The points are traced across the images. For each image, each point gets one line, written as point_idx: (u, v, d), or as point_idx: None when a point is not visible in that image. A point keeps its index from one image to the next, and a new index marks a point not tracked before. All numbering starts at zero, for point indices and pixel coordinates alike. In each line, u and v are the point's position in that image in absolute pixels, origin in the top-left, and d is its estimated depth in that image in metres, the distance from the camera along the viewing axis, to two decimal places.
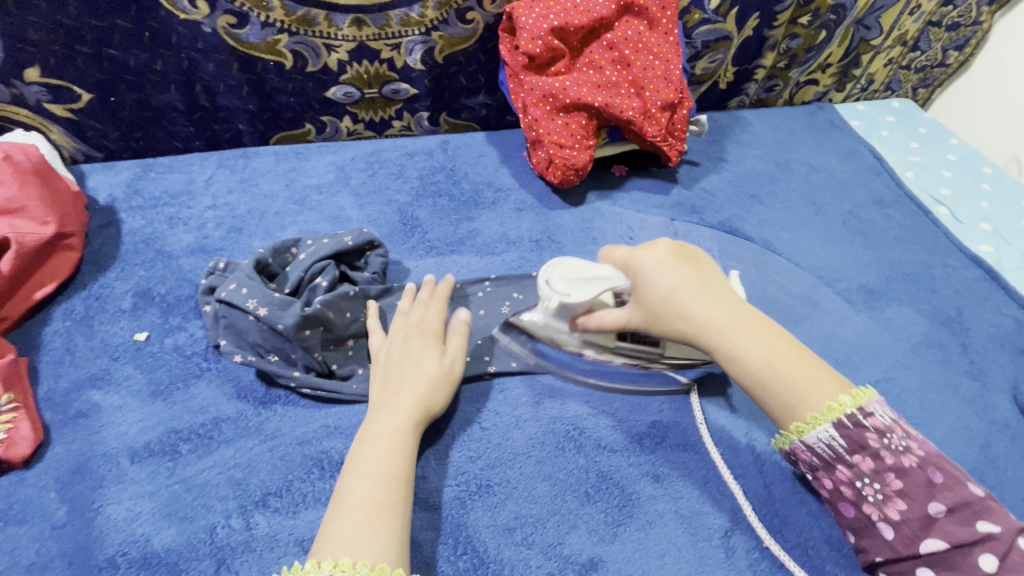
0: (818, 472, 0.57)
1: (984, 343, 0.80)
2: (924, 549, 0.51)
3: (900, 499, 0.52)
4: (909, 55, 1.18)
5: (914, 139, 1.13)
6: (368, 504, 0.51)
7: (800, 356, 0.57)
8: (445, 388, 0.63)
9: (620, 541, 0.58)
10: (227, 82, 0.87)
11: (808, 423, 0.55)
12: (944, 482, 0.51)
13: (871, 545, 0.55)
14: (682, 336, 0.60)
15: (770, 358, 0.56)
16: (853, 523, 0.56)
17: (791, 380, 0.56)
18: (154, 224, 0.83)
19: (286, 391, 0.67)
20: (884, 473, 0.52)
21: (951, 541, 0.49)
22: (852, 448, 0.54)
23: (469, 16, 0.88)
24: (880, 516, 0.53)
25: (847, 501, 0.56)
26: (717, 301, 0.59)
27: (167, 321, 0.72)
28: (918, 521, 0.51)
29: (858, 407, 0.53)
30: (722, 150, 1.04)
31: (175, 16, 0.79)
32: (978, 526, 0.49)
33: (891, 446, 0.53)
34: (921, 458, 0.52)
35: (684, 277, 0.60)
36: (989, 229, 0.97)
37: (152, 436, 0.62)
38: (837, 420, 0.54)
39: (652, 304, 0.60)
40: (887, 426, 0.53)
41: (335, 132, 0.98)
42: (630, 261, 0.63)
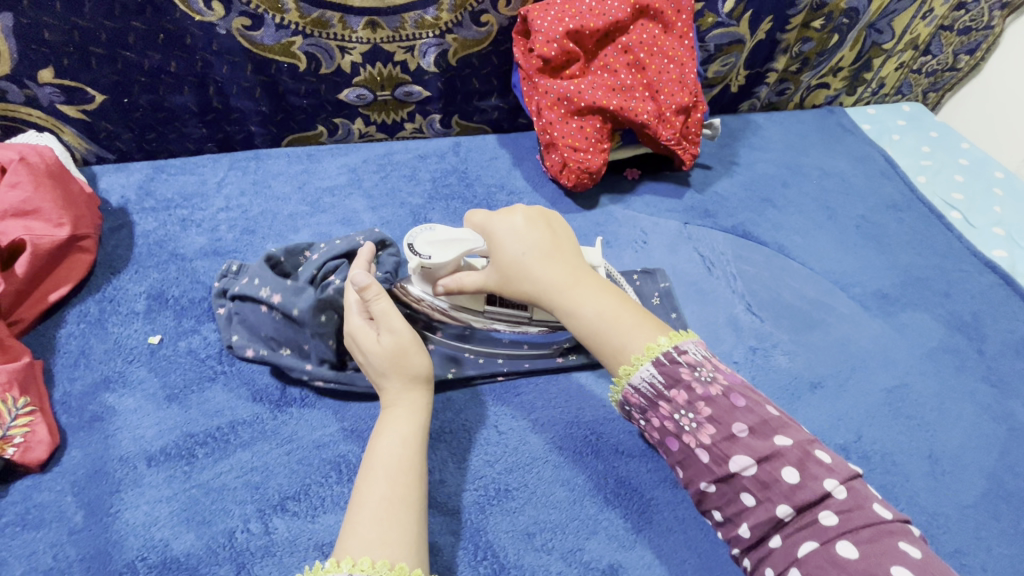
0: (648, 417, 0.56)
1: (1000, 349, 0.79)
2: (734, 467, 0.49)
3: (710, 424, 0.51)
4: (920, 59, 1.18)
5: (926, 143, 1.13)
6: (383, 498, 0.51)
7: (634, 310, 0.59)
8: (415, 346, 0.61)
9: (640, 547, 0.57)
10: (240, 84, 0.87)
11: (632, 365, 0.55)
12: (745, 405, 0.51)
13: (697, 475, 0.52)
14: (525, 287, 0.62)
15: (604, 312, 0.59)
16: (678, 457, 0.53)
17: (619, 326, 0.58)
18: (167, 226, 0.82)
19: (301, 389, 0.66)
20: (703, 408, 0.52)
21: (756, 457, 0.49)
22: (670, 385, 0.54)
23: (484, 19, 0.88)
24: (701, 454, 0.51)
25: (671, 436, 0.54)
26: (559, 261, 0.61)
27: (180, 323, 0.72)
28: (725, 442, 0.50)
29: (673, 346, 0.55)
30: (734, 154, 1.04)
31: (190, 18, 0.78)
32: (775, 442, 0.49)
33: (700, 377, 0.53)
34: (730, 390, 0.52)
35: (529, 240, 0.62)
36: (1003, 234, 0.97)
37: (168, 440, 0.61)
38: (656, 358, 0.55)
39: (505, 266, 0.62)
40: (699, 362, 0.54)
41: (347, 134, 0.98)
42: (486, 226, 0.64)
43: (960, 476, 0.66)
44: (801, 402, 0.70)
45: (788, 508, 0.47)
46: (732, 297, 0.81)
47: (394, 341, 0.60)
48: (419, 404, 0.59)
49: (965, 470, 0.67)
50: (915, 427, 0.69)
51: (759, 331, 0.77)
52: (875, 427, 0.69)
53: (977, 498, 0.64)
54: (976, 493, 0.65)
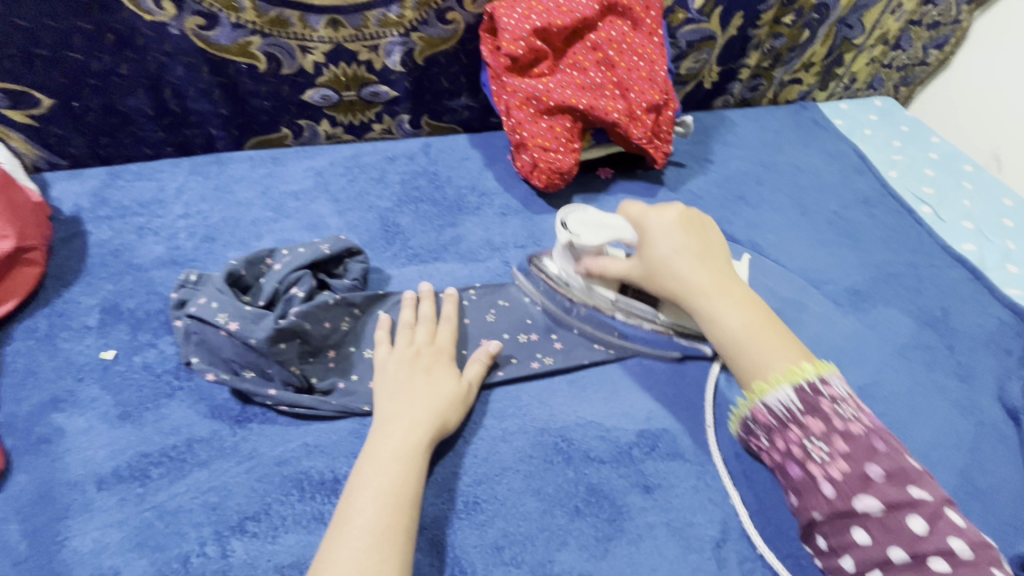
0: (772, 440, 0.59)
1: (969, 343, 0.80)
2: (859, 506, 0.52)
3: (843, 460, 0.54)
4: (890, 54, 1.19)
5: (897, 138, 1.14)
6: (380, 527, 0.50)
7: (773, 326, 0.63)
8: (461, 403, 0.62)
9: (611, 557, 0.56)
10: (198, 86, 0.83)
11: (771, 382, 0.59)
12: (885, 450, 0.54)
13: (812, 504, 0.55)
14: (665, 291, 0.67)
15: (742, 326, 0.63)
16: (796, 485, 0.57)
17: (762, 343, 0.61)
18: (122, 235, 0.79)
19: (264, 408, 0.64)
20: (839, 442, 0.55)
21: (887, 501, 0.52)
22: (808, 413, 0.57)
23: (449, 17, 0.86)
24: (825, 486, 0.55)
25: (794, 462, 0.57)
26: (710, 268, 0.67)
27: (136, 337, 0.69)
28: (857, 480, 0.53)
29: (818, 376, 0.58)
30: (707, 151, 1.03)
31: (140, 18, 0.75)
32: (911, 491, 0.52)
33: (841, 413, 0.56)
34: (871, 433, 0.55)
35: (683, 242, 0.68)
36: (972, 228, 0.97)
37: (121, 461, 0.59)
38: (798, 383, 0.58)
39: (651, 263, 0.68)
40: (841, 397, 0.57)
41: (313, 136, 0.95)
42: (641, 219, 0.70)
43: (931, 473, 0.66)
44: None
45: (903, 552, 0.50)
46: None
47: (469, 388, 0.64)
48: (428, 434, 0.58)
49: (936, 466, 0.66)
50: (886, 424, 0.69)
51: None
52: None
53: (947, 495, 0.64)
54: (946, 489, 0.65)
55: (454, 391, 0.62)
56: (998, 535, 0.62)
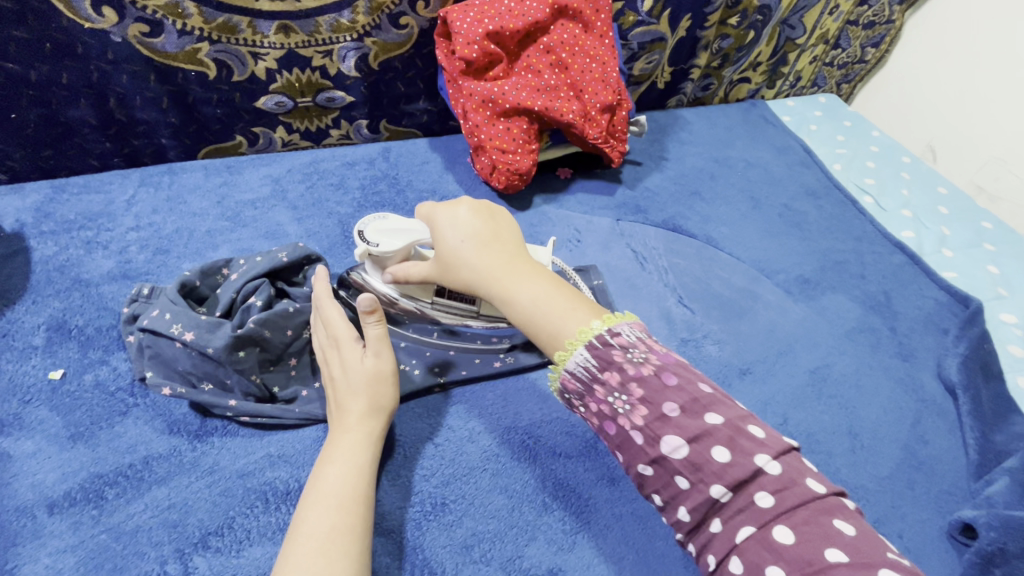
0: (586, 403, 0.53)
1: (910, 324, 0.84)
2: (666, 448, 0.47)
3: (643, 406, 0.49)
4: (831, 52, 1.25)
5: (840, 132, 1.20)
6: (332, 528, 0.50)
7: (574, 299, 0.57)
8: (383, 385, 0.60)
9: (578, 549, 0.58)
10: (144, 94, 0.81)
11: (568, 350, 0.53)
12: (676, 384, 0.49)
13: (634, 458, 0.50)
14: (461, 284, 0.61)
15: (536, 303, 0.57)
16: (616, 442, 0.51)
17: (557, 313, 0.56)
18: (69, 250, 0.76)
19: (224, 421, 0.63)
20: (635, 388, 0.50)
21: (688, 438, 0.47)
22: (603, 368, 0.51)
23: (403, 21, 0.86)
24: (635, 436, 0.49)
25: (608, 419, 0.52)
26: (496, 252, 0.60)
27: (86, 355, 0.67)
28: (656, 422, 0.48)
29: (606, 329, 0.53)
30: (663, 149, 1.06)
31: (79, 26, 0.73)
32: (705, 420, 0.47)
33: (633, 359, 0.51)
34: (663, 369, 0.50)
35: (470, 231, 0.62)
36: (910, 216, 1.03)
37: (73, 483, 0.57)
38: (588, 342, 0.52)
39: (444, 258, 0.62)
40: (632, 343, 0.52)
41: (269, 143, 0.94)
42: (431, 216, 0.65)
43: (878, 448, 0.69)
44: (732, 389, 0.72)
45: (723, 489, 0.45)
46: (665, 290, 0.82)
47: (376, 363, 0.61)
48: (369, 433, 0.58)
49: (882, 442, 0.70)
50: (836, 405, 0.73)
51: (690, 323, 0.79)
52: (801, 408, 0.72)
53: (893, 468, 0.68)
54: (891, 463, 0.68)
55: (363, 372, 0.60)
56: (940, 504, 0.66)
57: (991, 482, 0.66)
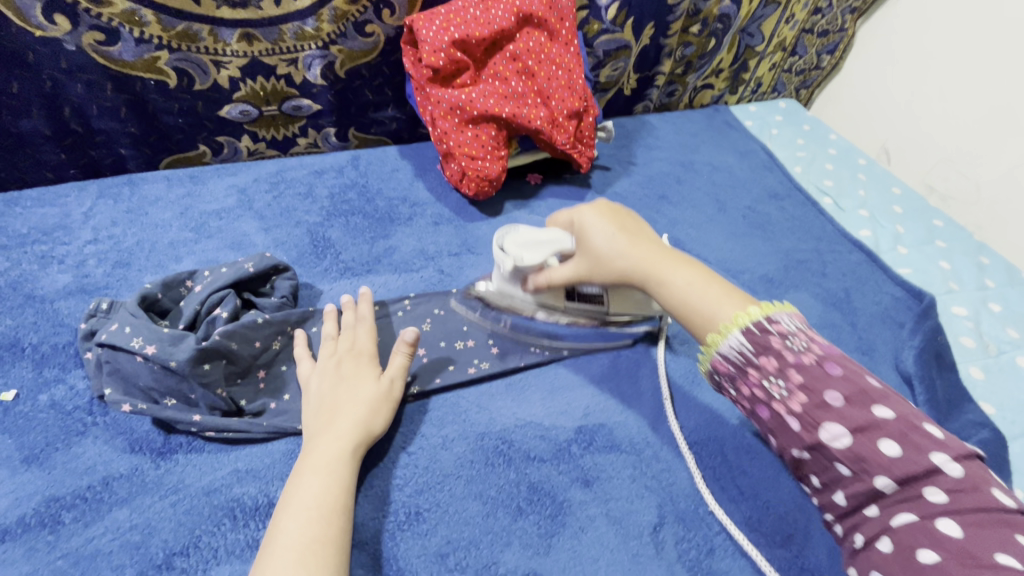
0: (737, 387, 0.54)
1: (869, 319, 0.88)
2: (827, 436, 0.48)
3: (803, 392, 0.49)
4: (789, 60, 1.29)
5: (800, 136, 1.24)
6: (314, 540, 0.49)
7: (725, 285, 0.59)
8: (385, 404, 0.61)
9: (554, 552, 0.58)
10: (101, 104, 0.79)
11: (721, 333, 0.54)
12: (842, 373, 0.49)
13: (789, 442, 0.51)
14: (615, 275, 0.65)
15: (688, 289, 0.59)
16: (770, 426, 0.52)
17: (711, 295, 0.58)
18: (22, 265, 0.74)
19: (189, 437, 0.61)
20: (795, 376, 0.49)
21: (851, 427, 0.47)
22: (757, 352, 0.52)
23: (369, 29, 0.86)
24: (791, 422, 0.50)
25: (761, 403, 0.52)
26: (645, 245, 0.64)
27: (41, 374, 0.64)
28: (816, 409, 0.48)
29: (765, 316, 0.53)
30: (631, 154, 1.08)
31: (30, 34, 0.70)
32: (876, 412, 0.47)
33: (792, 346, 0.51)
34: (825, 358, 0.50)
35: (615, 228, 0.65)
36: (867, 215, 1.07)
37: (27, 508, 0.54)
38: (746, 327, 0.53)
39: (593, 254, 0.65)
40: (792, 332, 0.52)
41: (234, 152, 0.93)
42: (577, 218, 0.68)
43: None
44: (698, 387, 0.75)
45: (888, 480, 0.45)
46: None
47: (390, 386, 0.63)
48: (355, 445, 0.57)
49: None
50: None
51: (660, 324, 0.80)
52: None
53: None
54: None
55: (376, 389, 0.62)
56: None
57: None
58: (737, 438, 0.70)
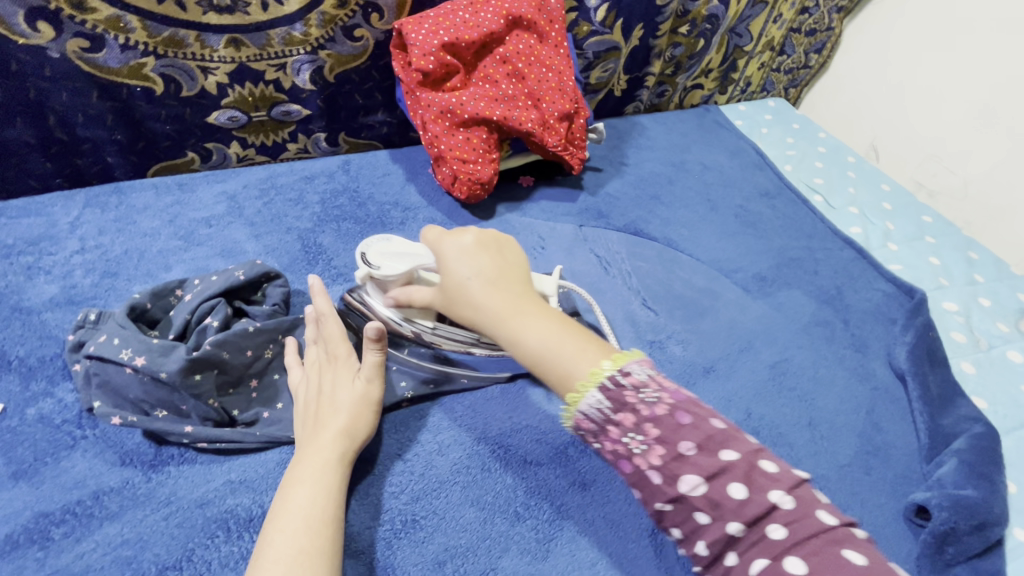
0: (601, 444, 0.50)
1: (861, 316, 0.88)
2: (684, 488, 0.46)
3: (660, 446, 0.47)
4: (777, 59, 1.30)
5: (789, 135, 1.25)
6: (301, 551, 0.48)
7: (583, 336, 0.54)
8: (365, 408, 0.59)
9: (552, 557, 0.57)
10: (86, 112, 0.78)
11: (580, 391, 0.50)
12: (692, 421, 0.47)
13: (653, 496, 0.48)
14: (466, 321, 0.58)
15: (540, 348, 0.53)
16: (632, 480, 0.49)
17: (564, 351, 0.52)
18: (8, 277, 0.72)
19: (180, 448, 0.60)
20: (652, 429, 0.48)
21: (705, 475, 0.45)
22: (617, 409, 0.49)
23: (358, 33, 0.85)
24: (653, 476, 0.47)
25: (624, 459, 0.49)
26: (502, 290, 0.57)
27: (29, 388, 0.63)
28: (672, 462, 0.46)
29: (617, 369, 0.50)
30: (622, 155, 1.08)
31: (12, 42, 0.69)
32: (722, 457, 0.46)
33: (646, 399, 0.48)
34: (676, 408, 0.48)
35: (479, 265, 0.58)
36: (857, 213, 1.08)
37: (16, 525, 0.53)
38: (602, 383, 0.49)
39: (452, 292, 0.59)
40: (644, 382, 0.49)
41: (223, 159, 0.92)
42: (438, 246, 0.61)
43: (837, 437, 0.72)
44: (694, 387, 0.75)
45: (739, 525, 0.44)
46: (628, 293, 0.84)
47: (366, 389, 0.60)
48: (342, 453, 0.56)
49: (840, 431, 0.73)
50: (795, 398, 0.75)
51: (654, 324, 0.80)
52: (762, 403, 0.73)
53: (850, 456, 0.70)
54: (849, 450, 0.71)
55: (353, 394, 0.59)
56: (896, 488, 0.69)
57: (941, 464, 0.69)
58: None
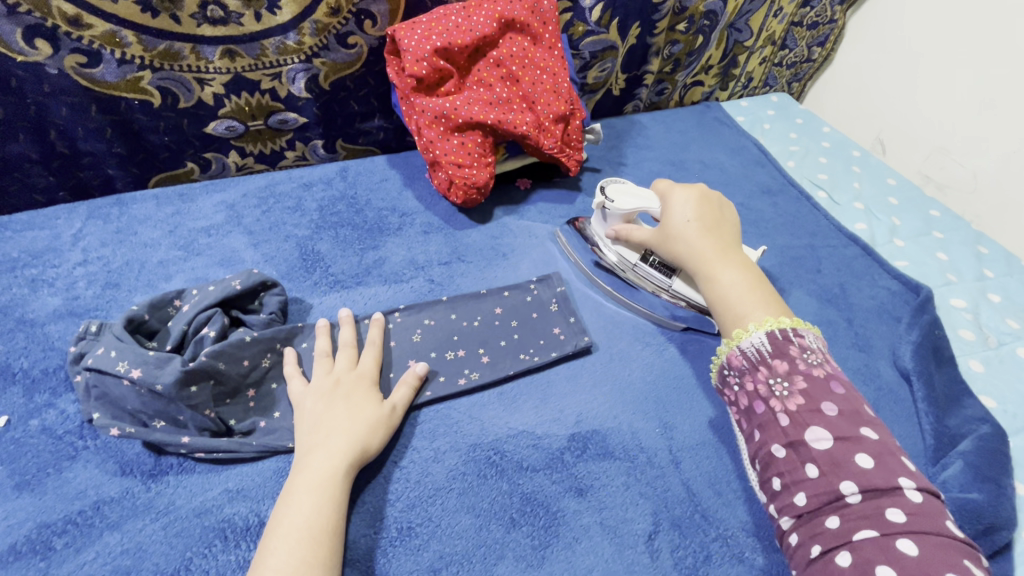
0: (743, 382, 0.62)
1: (866, 315, 0.87)
2: (811, 438, 0.55)
3: (801, 396, 0.58)
4: (779, 53, 1.28)
5: (792, 130, 1.23)
6: (301, 562, 0.49)
7: (767, 295, 0.69)
8: (385, 424, 0.62)
9: (548, 563, 0.57)
10: (86, 125, 0.79)
11: (748, 331, 0.64)
12: (841, 393, 0.58)
13: (769, 439, 0.58)
14: (670, 255, 0.75)
15: (745, 285, 0.70)
16: (759, 420, 0.59)
17: (750, 300, 0.68)
18: (12, 290, 0.74)
19: (179, 458, 0.61)
20: (800, 381, 0.58)
21: (835, 435, 0.55)
22: (773, 355, 0.61)
23: (351, 41, 0.86)
24: (781, 418, 0.57)
25: (758, 400, 0.60)
26: (713, 236, 0.74)
27: (32, 399, 0.64)
28: (808, 413, 0.57)
29: (795, 329, 0.63)
30: (621, 155, 1.07)
31: (11, 59, 0.70)
32: (861, 430, 0.55)
33: (806, 359, 0.60)
34: (830, 377, 0.59)
35: (694, 216, 0.75)
36: (862, 208, 1.06)
37: (19, 535, 0.55)
38: (771, 332, 0.62)
39: (670, 232, 0.75)
40: (809, 348, 0.61)
41: (222, 168, 0.93)
42: (667, 192, 0.79)
43: None
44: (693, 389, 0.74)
45: (855, 489, 0.51)
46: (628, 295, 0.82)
47: (385, 410, 0.63)
48: (350, 464, 0.57)
49: None
50: None
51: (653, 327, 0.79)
52: None
53: None
54: None
55: (379, 410, 0.62)
56: None
57: (947, 466, 0.68)
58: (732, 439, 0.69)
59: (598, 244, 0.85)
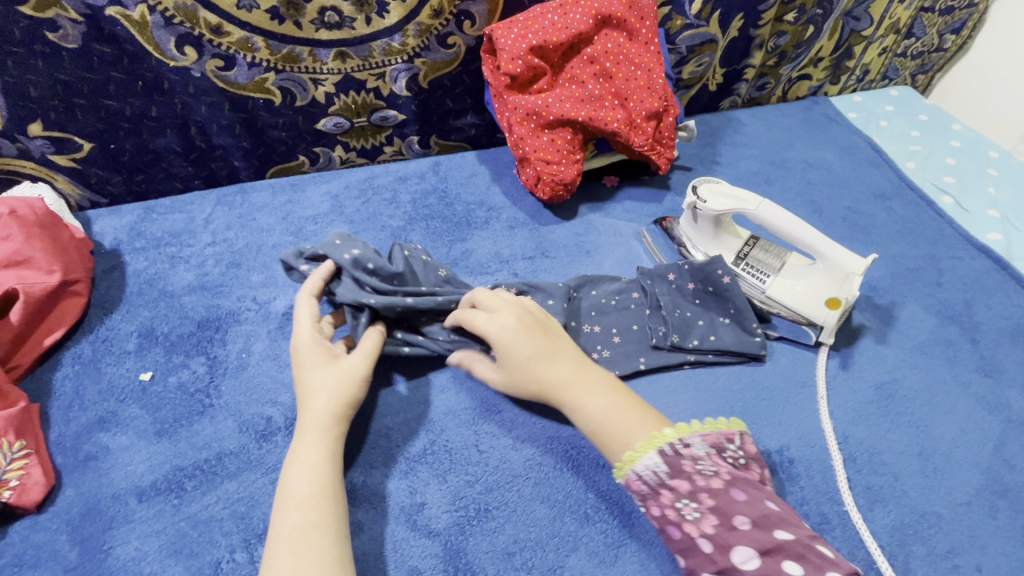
0: (648, 505, 0.54)
1: (994, 337, 0.77)
2: (737, 560, 0.49)
3: (713, 515, 0.51)
4: (903, 42, 1.16)
5: (915, 127, 1.11)
6: (297, 527, 0.52)
7: (632, 408, 0.60)
8: (349, 385, 0.61)
9: (620, 563, 0.58)
10: (220, 122, 0.89)
11: (638, 451, 0.55)
12: (746, 498, 0.51)
13: (699, 564, 0.51)
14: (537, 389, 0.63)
15: (602, 416, 0.59)
16: (680, 546, 0.52)
17: (624, 422, 0.58)
18: (157, 265, 0.85)
19: (286, 422, 0.68)
20: (705, 498, 0.51)
21: (759, 550, 0.48)
22: (672, 474, 0.53)
23: (450, 41, 0.90)
24: (703, 543, 0.51)
25: (672, 524, 0.53)
26: (558, 361, 0.63)
27: (171, 359, 0.74)
28: (726, 533, 0.50)
29: (678, 438, 0.55)
30: (715, 153, 1.03)
31: (165, 64, 0.80)
32: (775, 535, 0.49)
33: (702, 470, 0.53)
34: (729, 484, 0.52)
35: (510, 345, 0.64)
36: (998, 216, 0.94)
37: (158, 474, 0.64)
38: (661, 447, 0.55)
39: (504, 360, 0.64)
40: (700, 455, 0.54)
41: (328, 162, 1.00)
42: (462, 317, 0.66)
43: (955, 472, 0.64)
44: (786, 400, 0.69)
45: None
46: None
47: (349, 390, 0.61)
48: (328, 434, 0.59)
49: (959, 465, 0.65)
50: (905, 424, 0.68)
51: None
52: (861, 426, 0.67)
53: (968, 494, 0.63)
54: (968, 488, 0.63)
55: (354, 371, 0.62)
56: None
57: None
58: (826, 457, 0.64)
59: (684, 244, 0.83)
